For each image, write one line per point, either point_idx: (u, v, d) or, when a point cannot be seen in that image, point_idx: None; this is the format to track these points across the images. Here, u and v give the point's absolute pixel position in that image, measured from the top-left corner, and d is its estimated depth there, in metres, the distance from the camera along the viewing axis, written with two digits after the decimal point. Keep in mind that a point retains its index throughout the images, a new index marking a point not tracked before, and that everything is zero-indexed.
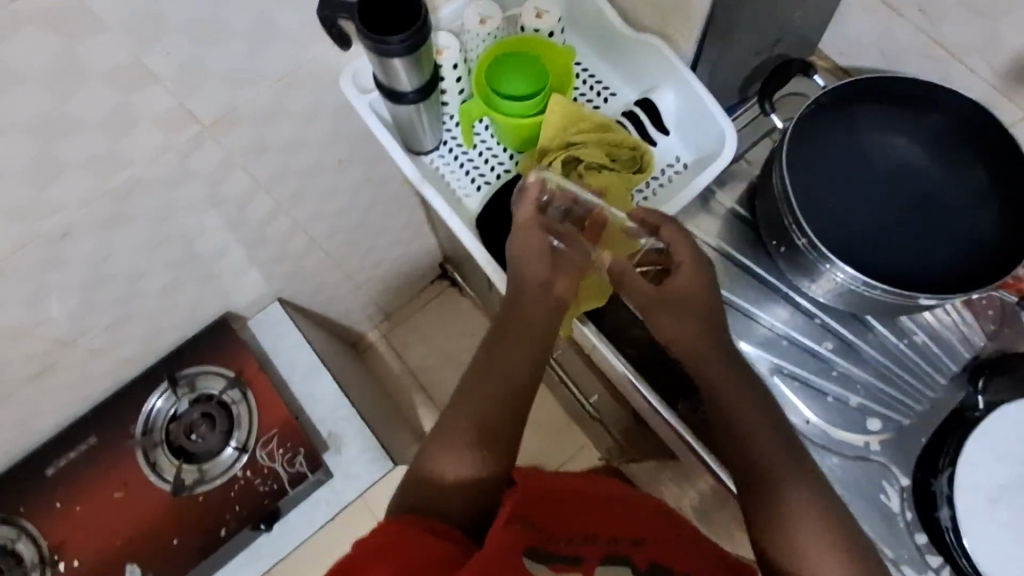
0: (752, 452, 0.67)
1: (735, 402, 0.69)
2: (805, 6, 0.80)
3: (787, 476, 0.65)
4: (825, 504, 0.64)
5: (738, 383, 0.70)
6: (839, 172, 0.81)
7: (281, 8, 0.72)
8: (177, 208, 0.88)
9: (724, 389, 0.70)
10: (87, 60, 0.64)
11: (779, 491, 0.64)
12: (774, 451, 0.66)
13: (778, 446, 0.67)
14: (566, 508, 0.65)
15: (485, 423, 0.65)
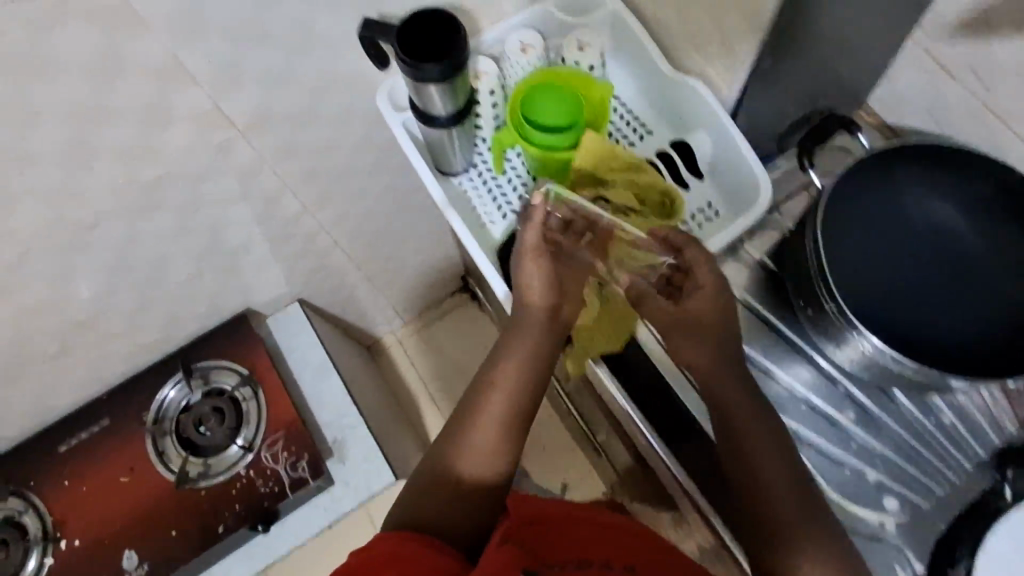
0: (758, 488, 0.66)
1: (750, 434, 0.67)
2: (858, 59, 0.78)
3: (791, 514, 0.64)
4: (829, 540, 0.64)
5: (758, 415, 0.68)
6: (879, 237, 0.76)
7: (324, 21, 0.72)
8: (205, 205, 0.88)
9: (742, 422, 0.68)
10: (127, 59, 0.63)
11: (781, 531, 0.64)
12: (779, 487, 0.65)
13: (788, 483, 0.66)
14: (565, 532, 0.65)
15: (487, 440, 0.68)
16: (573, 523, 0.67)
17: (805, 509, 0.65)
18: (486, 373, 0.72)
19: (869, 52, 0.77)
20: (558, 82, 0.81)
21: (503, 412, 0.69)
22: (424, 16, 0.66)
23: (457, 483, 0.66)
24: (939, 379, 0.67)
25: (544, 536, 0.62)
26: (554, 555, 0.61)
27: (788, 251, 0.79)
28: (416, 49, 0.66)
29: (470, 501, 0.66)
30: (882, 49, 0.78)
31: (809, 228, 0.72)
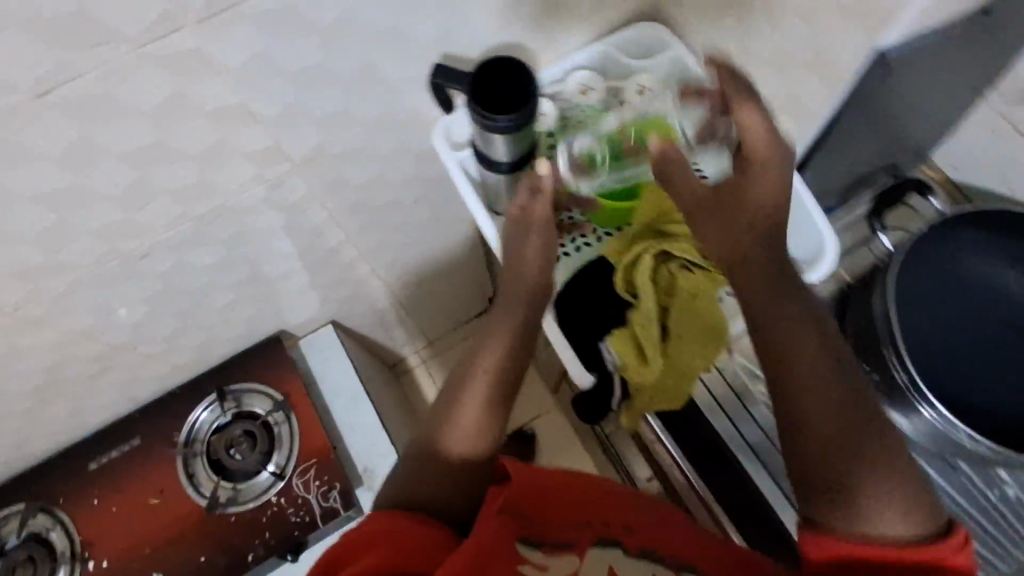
0: (806, 407, 0.58)
1: (783, 348, 0.59)
2: (931, 119, 0.76)
3: (838, 439, 0.56)
4: (876, 468, 0.55)
5: (793, 327, 0.60)
6: (941, 302, 0.76)
7: (391, 62, 0.71)
8: (253, 236, 0.87)
9: (774, 334, 0.60)
10: (198, 102, 0.62)
11: (828, 465, 0.56)
12: (820, 409, 0.57)
13: (833, 403, 0.57)
14: (571, 501, 0.64)
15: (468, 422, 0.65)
16: (582, 496, 0.66)
17: (859, 430, 0.56)
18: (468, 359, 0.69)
19: (940, 113, 0.75)
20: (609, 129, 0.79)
21: (489, 386, 0.67)
22: (500, 64, 0.64)
23: (438, 462, 0.64)
24: (1010, 454, 0.66)
25: (547, 508, 0.62)
26: (551, 523, 0.61)
27: (851, 314, 0.78)
28: (487, 96, 0.65)
29: (468, 475, 0.64)
30: (953, 111, 0.76)
31: (879, 291, 0.72)
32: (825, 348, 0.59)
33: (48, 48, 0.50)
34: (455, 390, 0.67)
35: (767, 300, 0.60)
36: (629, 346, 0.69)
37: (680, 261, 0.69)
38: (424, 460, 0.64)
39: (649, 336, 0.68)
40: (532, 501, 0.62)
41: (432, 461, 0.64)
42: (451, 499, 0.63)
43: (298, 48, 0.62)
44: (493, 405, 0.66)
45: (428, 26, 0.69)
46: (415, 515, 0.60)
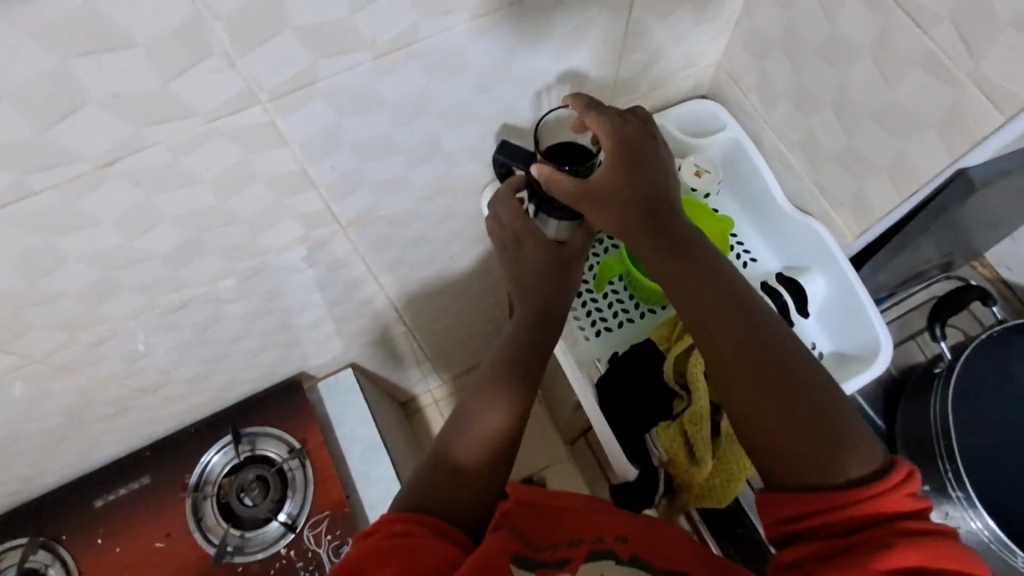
0: (734, 374, 0.55)
1: (706, 315, 0.57)
2: (992, 226, 0.75)
3: (772, 402, 0.53)
4: (800, 424, 0.51)
5: (703, 291, 0.58)
6: (994, 409, 0.75)
7: (450, 133, 0.70)
8: (289, 289, 0.86)
9: (699, 302, 0.57)
10: (259, 169, 0.60)
11: (771, 425, 0.52)
12: (755, 378, 0.54)
13: (758, 364, 0.54)
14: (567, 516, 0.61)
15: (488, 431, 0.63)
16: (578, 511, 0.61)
17: (789, 384, 0.53)
18: (486, 375, 0.67)
19: (1005, 222, 0.75)
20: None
21: (514, 404, 0.65)
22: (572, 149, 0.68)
23: (456, 469, 0.61)
24: None
25: (545, 523, 0.59)
26: (541, 538, 0.58)
27: (903, 417, 0.76)
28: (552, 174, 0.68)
29: (479, 482, 0.61)
30: (1017, 220, 0.76)
31: (940, 389, 0.72)
32: (732, 300, 0.57)
33: (124, 122, 0.49)
34: (469, 407, 0.65)
35: (682, 262, 0.59)
36: (678, 442, 0.68)
37: None
38: (443, 473, 0.61)
39: (699, 435, 0.66)
40: (531, 519, 0.59)
41: (450, 472, 0.61)
42: (460, 505, 0.59)
43: (365, 120, 0.61)
44: (513, 417, 0.65)
45: (494, 100, 0.69)
46: (422, 527, 0.55)
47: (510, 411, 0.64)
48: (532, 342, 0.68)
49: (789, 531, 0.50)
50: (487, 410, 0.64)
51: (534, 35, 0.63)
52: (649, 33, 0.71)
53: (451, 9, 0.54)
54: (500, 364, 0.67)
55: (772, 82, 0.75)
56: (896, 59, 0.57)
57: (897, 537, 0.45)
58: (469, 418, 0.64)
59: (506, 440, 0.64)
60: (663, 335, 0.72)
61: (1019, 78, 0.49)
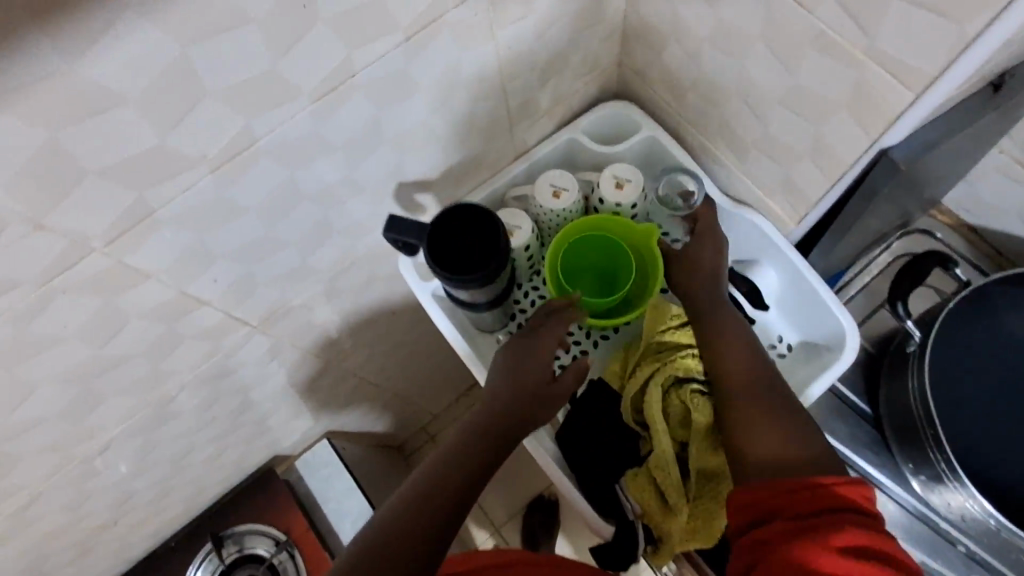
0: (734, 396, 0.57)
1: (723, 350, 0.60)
2: (941, 180, 0.70)
3: (756, 418, 0.55)
4: (763, 411, 0.55)
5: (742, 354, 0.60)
6: (973, 374, 0.71)
7: (339, 209, 0.64)
8: (224, 394, 0.80)
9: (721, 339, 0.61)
10: (130, 308, 0.55)
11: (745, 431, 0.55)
12: (747, 404, 0.56)
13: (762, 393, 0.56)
14: None
15: (462, 469, 0.56)
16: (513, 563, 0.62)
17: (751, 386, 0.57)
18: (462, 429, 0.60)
19: (952, 173, 0.69)
20: (582, 250, 0.73)
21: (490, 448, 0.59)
22: (465, 212, 0.61)
23: (424, 504, 0.53)
24: None
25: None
26: None
27: (884, 397, 0.71)
28: (447, 247, 0.60)
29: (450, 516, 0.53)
30: (969, 166, 0.70)
31: (916, 371, 0.66)
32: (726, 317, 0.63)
33: None
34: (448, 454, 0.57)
35: (706, 313, 0.63)
36: (647, 487, 0.65)
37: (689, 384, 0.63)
38: (419, 500, 0.53)
39: (668, 478, 0.63)
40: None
41: (427, 502, 0.53)
42: (428, 542, 0.51)
43: (233, 229, 0.55)
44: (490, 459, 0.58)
45: (377, 165, 0.63)
46: None
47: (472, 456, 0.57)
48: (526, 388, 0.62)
49: (751, 518, 0.49)
50: (453, 460, 0.57)
51: (398, 97, 0.56)
52: (533, 54, 0.64)
53: (283, 100, 0.48)
54: (496, 411, 0.61)
55: (677, 76, 0.69)
56: (790, 40, 0.51)
57: (837, 520, 0.45)
58: (438, 464, 0.56)
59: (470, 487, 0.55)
60: (614, 372, 0.69)
61: (917, 51, 0.43)
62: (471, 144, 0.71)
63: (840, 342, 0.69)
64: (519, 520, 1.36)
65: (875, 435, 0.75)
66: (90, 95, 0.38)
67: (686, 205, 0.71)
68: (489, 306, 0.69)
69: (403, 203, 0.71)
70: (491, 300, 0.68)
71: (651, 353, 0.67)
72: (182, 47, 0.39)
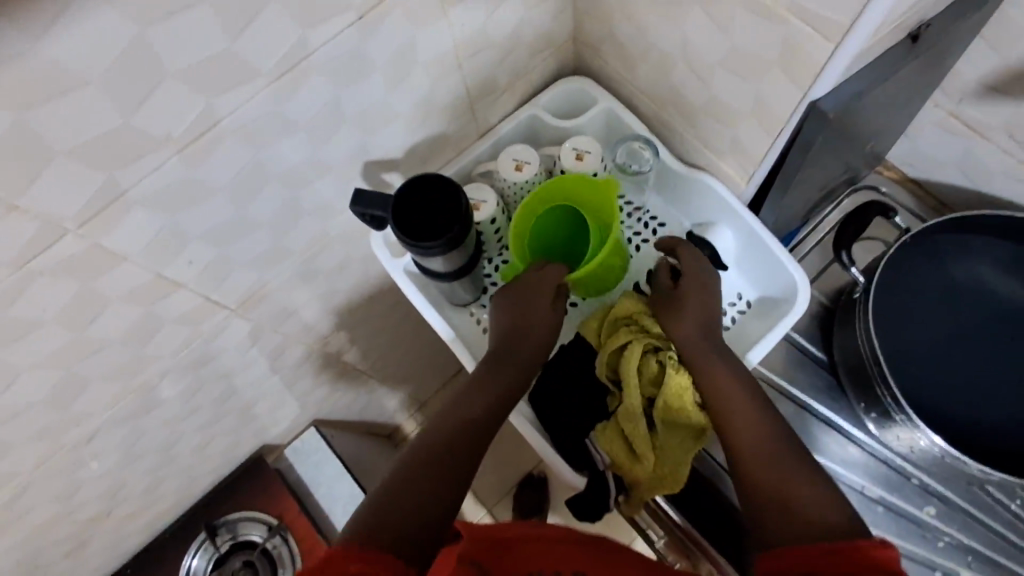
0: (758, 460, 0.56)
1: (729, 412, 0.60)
2: (880, 134, 0.73)
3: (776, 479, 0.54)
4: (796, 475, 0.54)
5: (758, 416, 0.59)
6: (917, 315, 0.76)
7: (309, 189, 0.67)
8: (208, 381, 0.82)
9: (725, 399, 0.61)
10: (107, 292, 0.57)
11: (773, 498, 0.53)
12: (775, 463, 0.55)
13: (776, 458, 0.56)
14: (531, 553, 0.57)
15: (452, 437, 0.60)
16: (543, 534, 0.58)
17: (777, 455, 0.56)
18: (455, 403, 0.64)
19: (890, 127, 0.73)
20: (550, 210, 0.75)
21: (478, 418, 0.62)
22: (428, 182, 0.64)
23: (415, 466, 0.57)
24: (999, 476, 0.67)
25: (497, 556, 0.54)
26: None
27: (837, 343, 0.76)
28: (412, 215, 0.63)
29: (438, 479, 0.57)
30: (905, 120, 0.74)
31: (862, 315, 0.70)
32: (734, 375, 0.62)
33: None
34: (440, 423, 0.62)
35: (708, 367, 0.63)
36: (618, 441, 0.68)
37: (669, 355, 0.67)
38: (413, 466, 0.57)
39: (636, 431, 0.67)
40: (482, 554, 0.53)
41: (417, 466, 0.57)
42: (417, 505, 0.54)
43: (203, 211, 0.58)
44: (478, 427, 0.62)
45: (342, 146, 0.65)
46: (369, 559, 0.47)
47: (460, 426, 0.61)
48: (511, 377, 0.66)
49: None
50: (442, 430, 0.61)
51: (357, 77, 0.59)
52: (487, 32, 0.67)
53: (243, 80, 0.50)
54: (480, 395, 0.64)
55: (627, 48, 0.72)
56: (721, 4, 0.54)
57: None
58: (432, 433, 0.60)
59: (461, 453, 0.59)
60: (592, 329, 0.72)
61: (831, 4, 0.46)
62: (434, 123, 0.74)
63: (794, 297, 0.73)
64: (510, 499, 1.39)
65: (832, 380, 0.79)
66: (55, 76, 0.40)
67: (642, 170, 0.76)
68: (456, 276, 0.71)
69: (370, 181, 0.74)
70: (459, 270, 0.71)
71: (630, 325, 0.69)
72: (140, 26, 0.42)
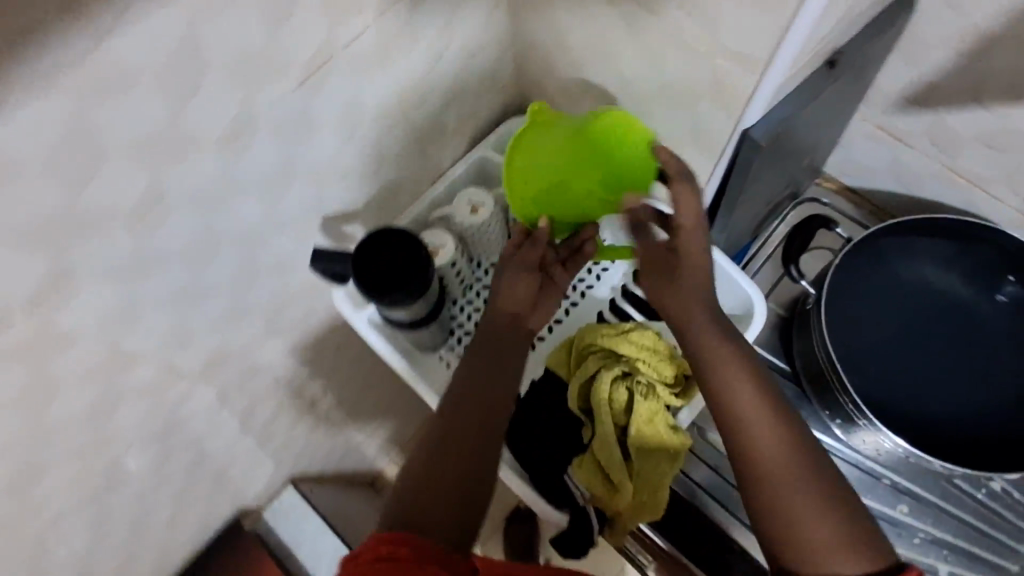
0: (774, 470, 0.53)
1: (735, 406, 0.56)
2: (814, 149, 0.77)
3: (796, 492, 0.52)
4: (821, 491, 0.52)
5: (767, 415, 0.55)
6: (865, 318, 0.80)
7: (265, 249, 0.67)
8: (175, 451, 0.80)
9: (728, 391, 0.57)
10: (62, 374, 0.56)
11: (793, 512, 0.51)
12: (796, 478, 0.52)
13: (790, 459, 0.53)
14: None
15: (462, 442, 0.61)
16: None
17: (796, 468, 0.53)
18: (454, 397, 0.63)
19: (822, 142, 0.76)
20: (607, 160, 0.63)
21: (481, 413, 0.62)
22: (387, 235, 0.63)
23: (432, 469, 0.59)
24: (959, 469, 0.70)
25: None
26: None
27: (797, 353, 0.78)
28: (373, 268, 0.63)
29: (454, 482, 0.59)
30: (835, 133, 0.77)
31: (816, 325, 0.72)
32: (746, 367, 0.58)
33: None
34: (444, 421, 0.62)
35: (715, 357, 0.58)
36: (594, 473, 0.69)
37: (640, 384, 0.67)
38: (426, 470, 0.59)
39: (612, 462, 0.67)
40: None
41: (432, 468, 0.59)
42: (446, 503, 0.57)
43: (157, 281, 0.57)
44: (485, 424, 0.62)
45: (295, 203, 0.66)
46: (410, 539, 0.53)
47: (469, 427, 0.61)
48: (500, 377, 0.64)
49: None
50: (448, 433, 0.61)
51: (304, 137, 0.60)
52: (430, 81, 0.69)
53: (187, 152, 0.50)
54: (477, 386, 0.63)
55: (567, 86, 0.74)
56: (649, 42, 0.57)
57: None
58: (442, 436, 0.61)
59: (474, 457, 0.60)
60: (561, 362, 0.73)
61: (751, 41, 0.49)
62: (386, 171, 0.75)
63: (751, 314, 0.75)
64: (499, 535, 1.37)
65: (796, 389, 0.81)
66: None
67: None
68: (421, 323, 0.72)
69: (331, 235, 0.74)
70: (423, 317, 0.72)
71: (595, 351, 0.70)
72: (78, 112, 0.42)
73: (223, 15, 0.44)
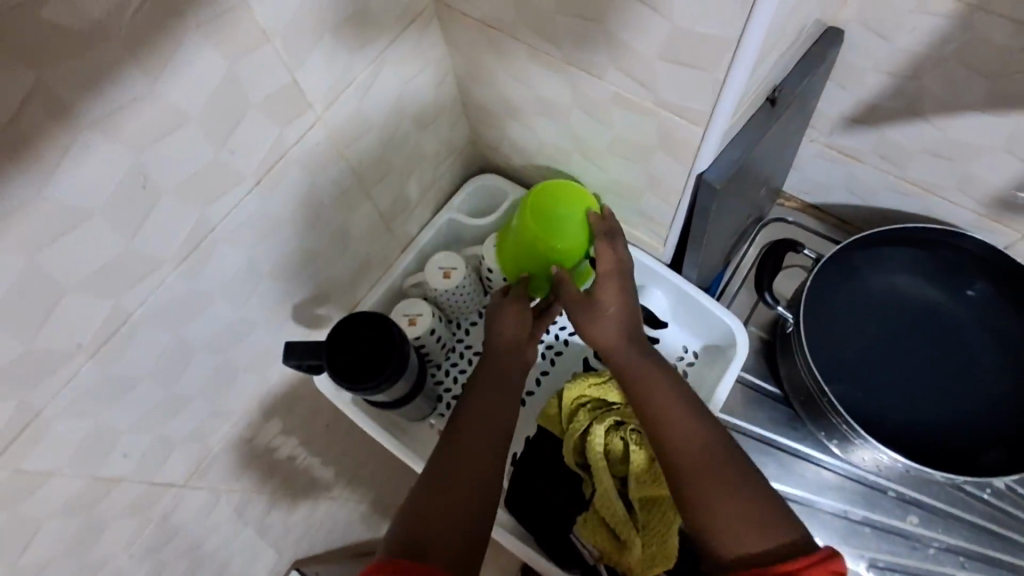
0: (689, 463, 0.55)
1: (662, 416, 0.58)
2: (771, 175, 0.79)
3: (727, 496, 0.53)
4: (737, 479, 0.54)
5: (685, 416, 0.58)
6: (846, 333, 0.81)
7: (241, 346, 0.66)
8: (169, 562, 0.77)
9: (654, 402, 0.59)
10: (39, 510, 0.53)
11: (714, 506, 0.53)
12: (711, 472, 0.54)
13: (704, 452, 0.55)
14: None
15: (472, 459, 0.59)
16: None
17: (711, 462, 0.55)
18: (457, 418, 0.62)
19: (778, 167, 0.78)
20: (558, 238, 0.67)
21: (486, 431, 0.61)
22: (356, 321, 0.64)
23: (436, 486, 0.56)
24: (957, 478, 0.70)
25: None
26: None
27: (784, 377, 0.78)
28: (348, 354, 0.63)
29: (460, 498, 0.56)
30: (788, 157, 0.80)
31: (799, 348, 0.73)
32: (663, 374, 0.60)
33: None
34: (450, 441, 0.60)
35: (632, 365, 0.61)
36: (600, 530, 0.67)
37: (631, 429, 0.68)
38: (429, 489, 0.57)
39: (616, 515, 0.66)
40: None
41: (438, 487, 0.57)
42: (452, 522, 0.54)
43: (130, 399, 0.55)
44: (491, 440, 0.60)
45: (266, 296, 0.65)
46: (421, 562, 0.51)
47: (475, 442, 0.60)
48: (496, 412, 0.63)
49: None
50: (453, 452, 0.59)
51: (268, 234, 0.60)
52: (388, 159, 0.69)
53: (147, 271, 0.50)
54: (477, 406, 0.62)
55: (524, 146, 0.75)
56: (596, 103, 0.58)
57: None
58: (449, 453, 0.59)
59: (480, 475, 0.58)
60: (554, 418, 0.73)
61: (691, 98, 0.50)
62: (356, 251, 0.75)
63: (734, 344, 0.76)
64: None
65: (790, 412, 0.82)
66: None
67: None
68: (406, 398, 0.71)
69: (305, 320, 0.73)
70: (408, 393, 0.71)
71: (586, 404, 0.72)
72: (29, 256, 0.41)
73: (168, 138, 0.44)
